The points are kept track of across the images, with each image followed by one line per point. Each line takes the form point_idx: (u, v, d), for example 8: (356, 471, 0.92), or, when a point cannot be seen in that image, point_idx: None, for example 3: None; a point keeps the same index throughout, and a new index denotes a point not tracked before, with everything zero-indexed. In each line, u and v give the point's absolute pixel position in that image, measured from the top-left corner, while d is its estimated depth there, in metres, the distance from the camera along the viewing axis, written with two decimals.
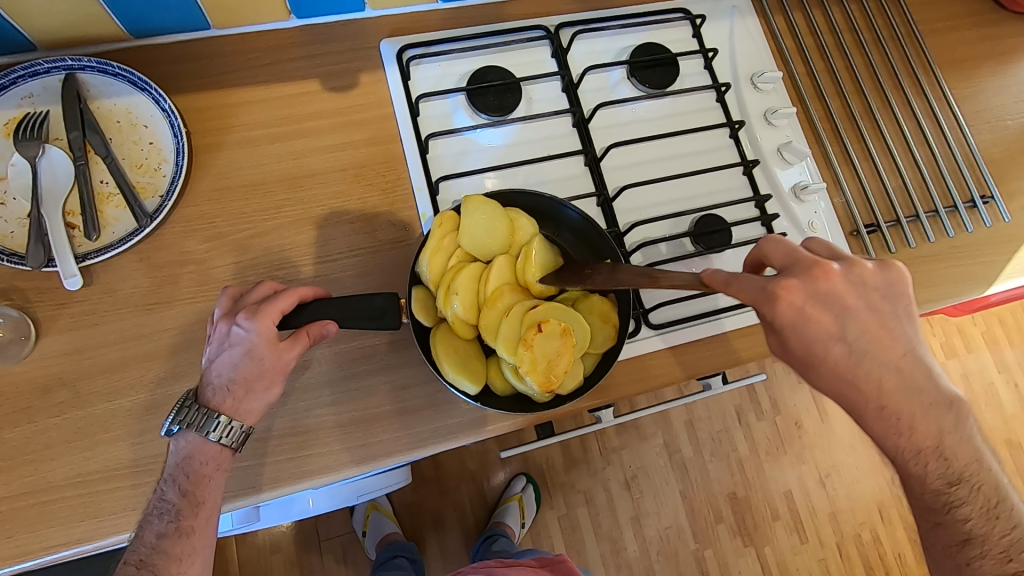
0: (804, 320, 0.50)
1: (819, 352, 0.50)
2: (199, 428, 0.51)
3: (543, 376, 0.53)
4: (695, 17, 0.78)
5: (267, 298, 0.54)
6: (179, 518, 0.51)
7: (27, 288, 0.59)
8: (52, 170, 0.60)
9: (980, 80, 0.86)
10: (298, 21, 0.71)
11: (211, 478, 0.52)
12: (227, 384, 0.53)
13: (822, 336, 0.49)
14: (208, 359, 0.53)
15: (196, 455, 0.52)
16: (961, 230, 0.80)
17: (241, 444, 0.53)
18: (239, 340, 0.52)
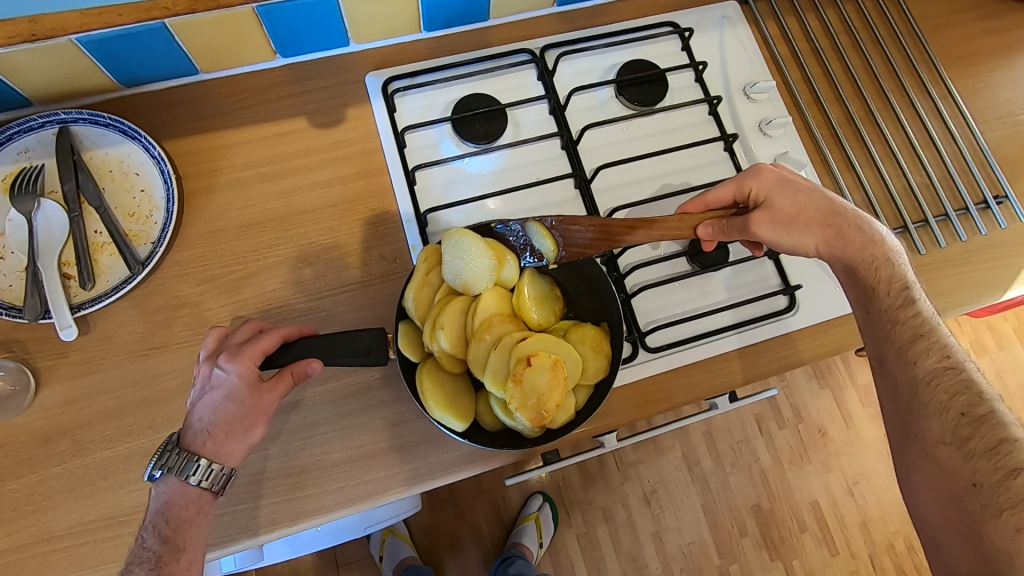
0: (823, 192, 0.60)
1: (853, 223, 0.58)
2: (180, 471, 0.49)
3: (535, 414, 0.52)
4: (684, 30, 0.77)
5: (252, 338, 0.53)
6: (159, 565, 0.48)
7: (27, 340, 0.60)
8: (48, 223, 0.62)
9: (988, 75, 0.83)
10: (284, 60, 0.72)
11: (194, 522, 0.50)
12: (208, 428, 0.51)
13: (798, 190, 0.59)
14: (191, 402, 0.52)
15: (177, 499, 0.50)
16: (975, 233, 0.77)
17: (223, 487, 0.51)
18: (221, 382, 0.51)
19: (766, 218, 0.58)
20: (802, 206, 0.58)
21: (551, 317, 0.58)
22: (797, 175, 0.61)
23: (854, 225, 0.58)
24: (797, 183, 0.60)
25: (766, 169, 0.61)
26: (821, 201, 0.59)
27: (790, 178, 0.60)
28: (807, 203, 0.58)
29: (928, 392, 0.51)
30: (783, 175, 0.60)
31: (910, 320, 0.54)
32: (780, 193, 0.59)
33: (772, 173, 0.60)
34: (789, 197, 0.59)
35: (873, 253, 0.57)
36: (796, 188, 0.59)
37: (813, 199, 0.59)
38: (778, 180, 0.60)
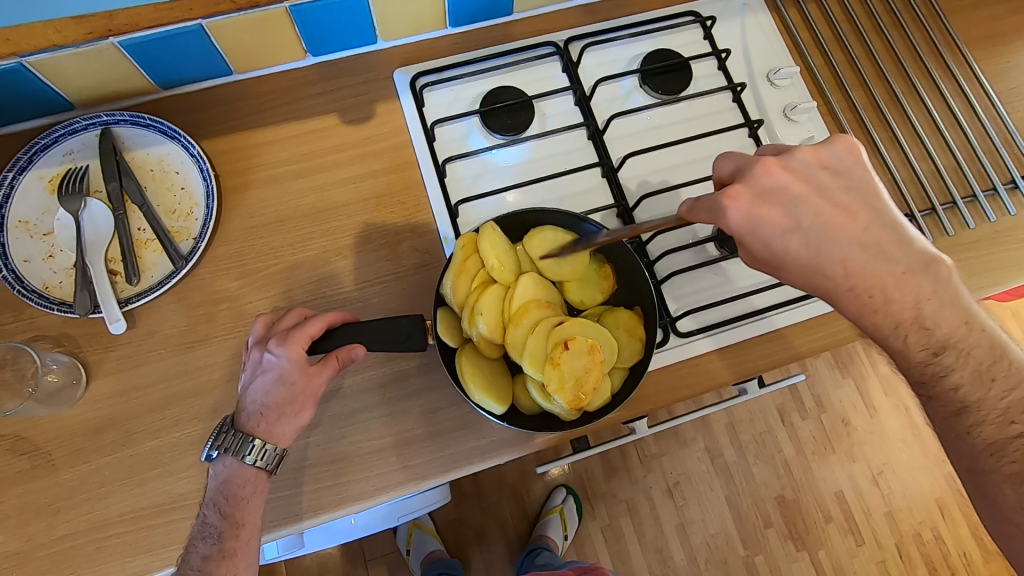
0: (811, 234, 0.50)
1: (845, 266, 0.50)
2: (236, 453, 0.52)
3: (574, 396, 0.53)
4: (706, 19, 0.77)
5: (298, 323, 0.54)
6: (220, 541, 0.52)
7: (76, 335, 0.62)
8: (94, 221, 0.64)
9: (1012, 56, 0.83)
10: (314, 59, 0.73)
11: (250, 500, 0.53)
12: (261, 409, 0.53)
13: (777, 230, 0.51)
14: (243, 386, 0.54)
15: (234, 478, 0.52)
16: (1003, 213, 0.77)
17: (276, 466, 0.53)
18: (271, 366, 0.53)
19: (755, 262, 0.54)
20: (784, 262, 0.51)
21: (597, 295, 0.61)
22: (774, 212, 0.50)
23: (849, 284, 0.50)
24: (790, 215, 0.51)
25: (738, 211, 0.51)
26: (808, 252, 0.50)
27: (765, 214, 0.50)
28: (788, 251, 0.51)
29: (990, 463, 0.48)
30: (751, 218, 0.51)
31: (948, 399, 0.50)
32: (760, 242, 0.51)
33: (740, 214, 0.51)
34: (768, 248, 0.51)
35: (882, 319, 0.50)
36: (772, 237, 0.51)
37: (800, 249, 0.50)
38: (754, 232, 0.51)
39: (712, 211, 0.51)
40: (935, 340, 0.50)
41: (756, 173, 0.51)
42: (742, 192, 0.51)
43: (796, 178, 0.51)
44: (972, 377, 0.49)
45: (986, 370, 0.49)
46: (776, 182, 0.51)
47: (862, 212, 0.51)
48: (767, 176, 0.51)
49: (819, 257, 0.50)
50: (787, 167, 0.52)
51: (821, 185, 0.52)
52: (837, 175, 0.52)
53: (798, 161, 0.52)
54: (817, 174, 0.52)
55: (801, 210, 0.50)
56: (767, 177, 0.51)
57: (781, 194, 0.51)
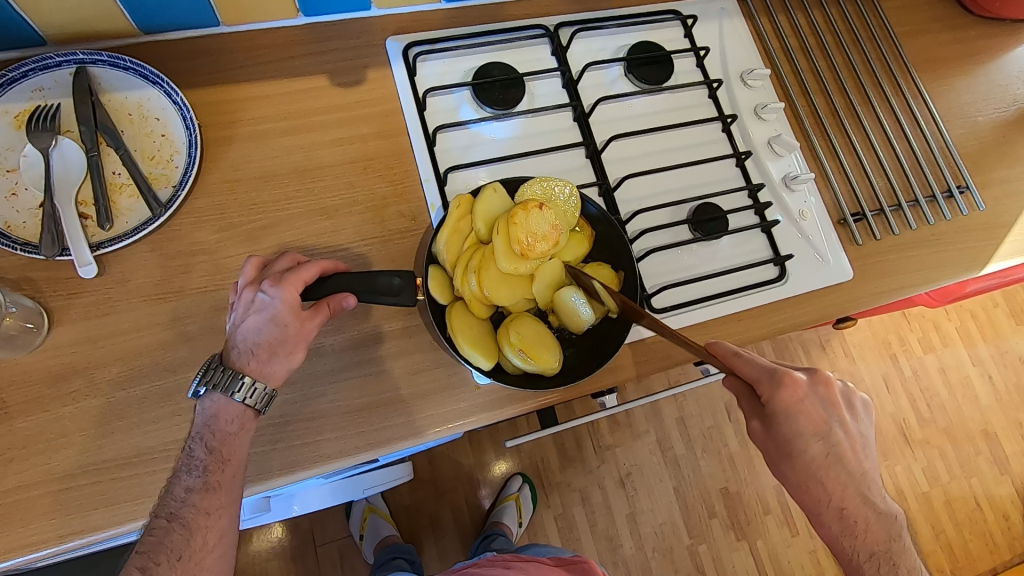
0: (801, 435, 0.57)
1: (828, 456, 0.58)
2: (225, 388, 0.52)
3: (515, 244, 0.56)
4: (686, 18, 0.82)
5: (290, 268, 0.56)
6: (206, 473, 0.50)
7: (39, 279, 0.60)
8: (64, 160, 0.61)
9: (951, 80, 0.92)
10: (305, 19, 0.72)
11: (237, 437, 0.52)
12: (252, 348, 0.53)
13: (808, 430, 0.57)
14: (233, 324, 0.54)
15: (222, 414, 0.52)
16: (940, 218, 0.85)
17: (264, 406, 0.53)
18: (264, 306, 0.53)
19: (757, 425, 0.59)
20: (794, 449, 0.58)
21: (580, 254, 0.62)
22: (818, 416, 0.58)
23: (824, 459, 0.58)
24: (808, 409, 0.58)
25: (791, 397, 0.57)
26: (804, 442, 0.58)
27: (802, 407, 0.57)
28: (790, 430, 0.57)
29: None
30: (799, 409, 0.57)
31: (874, 557, 0.59)
32: (784, 422, 0.57)
33: (795, 399, 0.57)
34: (796, 432, 0.57)
35: (840, 497, 0.59)
36: (796, 431, 0.57)
37: (814, 442, 0.58)
38: (782, 423, 0.57)
39: (764, 375, 0.57)
40: (883, 542, 0.59)
41: (816, 380, 0.60)
42: (801, 385, 0.57)
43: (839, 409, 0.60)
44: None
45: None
46: (823, 394, 0.59)
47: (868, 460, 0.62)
48: (819, 384, 0.59)
49: (801, 447, 0.58)
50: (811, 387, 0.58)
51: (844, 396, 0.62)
52: (836, 403, 0.60)
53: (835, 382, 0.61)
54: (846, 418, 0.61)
55: (823, 414, 0.58)
56: (820, 387, 0.59)
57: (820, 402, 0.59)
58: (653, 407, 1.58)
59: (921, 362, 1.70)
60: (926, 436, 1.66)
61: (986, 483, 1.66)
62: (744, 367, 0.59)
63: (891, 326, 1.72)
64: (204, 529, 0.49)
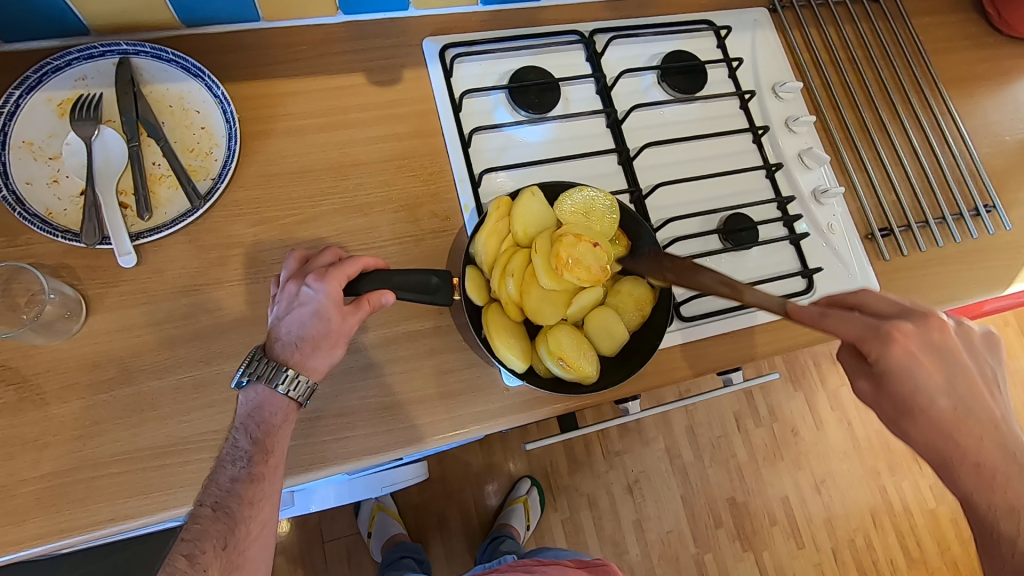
0: (921, 392, 0.50)
1: (960, 415, 0.50)
2: (269, 380, 0.52)
3: (552, 259, 0.56)
4: (720, 28, 0.83)
5: (334, 263, 0.56)
6: (251, 463, 0.51)
7: (78, 267, 0.60)
8: (106, 150, 0.61)
9: (980, 98, 0.92)
10: (344, 17, 0.73)
11: (281, 428, 0.53)
12: (295, 341, 0.54)
13: (928, 385, 0.50)
14: (276, 318, 0.55)
15: (266, 405, 0.52)
16: (967, 236, 0.85)
17: (307, 399, 0.54)
18: (309, 300, 0.53)
19: (866, 382, 0.53)
20: (909, 409, 0.51)
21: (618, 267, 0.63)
22: (935, 367, 0.50)
23: (954, 416, 0.50)
24: (926, 360, 0.50)
25: (897, 348, 0.49)
26: (923, 400, 0.50)
27: (916, 361, 0.49)
28: (903, 376, 0.50)
29: None
30: (913, 361, 0.49)
31: (1017, 519, 0.48)
32: (896, 375, 0.50)
33: (903, 351, 0.49)
34: (912, 388, 0.50)
35: (977, 453, 0.49)
36: (917, 387, 0.50)
37: (936, 399, 0.50)
38: (895, 376, 0.50)
39: (865, 330, 0.50)
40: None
41: (933, 324, 0.51)
42: (911, 334, 0.49)
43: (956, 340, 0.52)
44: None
45: None
46: (941, 342, 0.51)
47: (993, 375, 0.52)
48: (935, 326, 0.51)
49: (920, 406, 0.50)
50: (924, 338, 0.50)
51: (963, 342, 0.52)
52: (957, 347, 0.51)
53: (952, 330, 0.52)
54: (960, 331, 0.53)
55: (941, 363, 0.50)
56: (937, 334, 0.51)
57: (944, 353, 0.50)
58: (662, 415, 1.58)
59: None
60: None
61: None
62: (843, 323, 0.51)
63: None
64: (248, 519, 0.49)
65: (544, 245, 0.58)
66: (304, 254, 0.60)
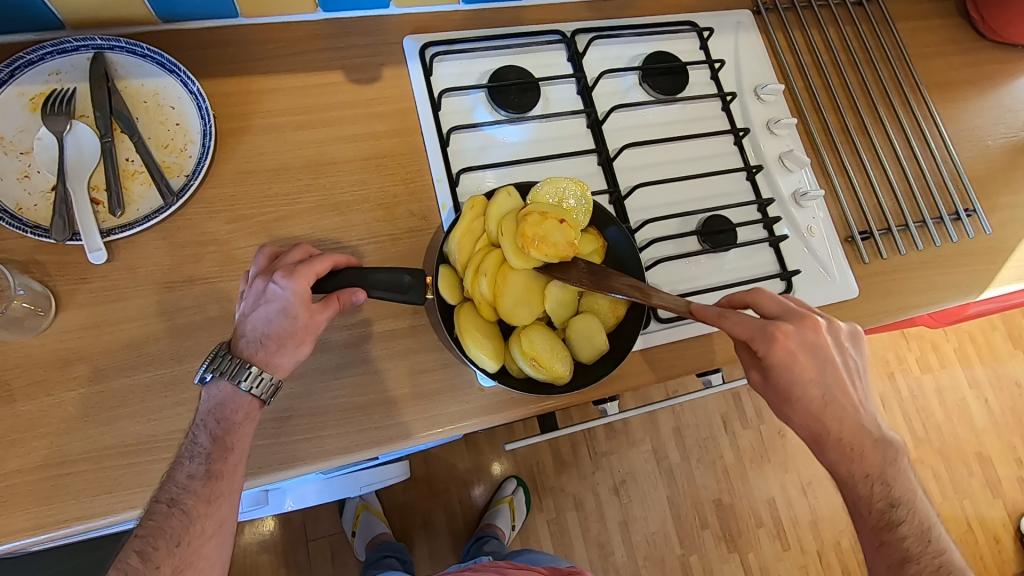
0: (803, 386, 0.56)
1: (829, 402, 0.57)
2: (232, 376, 0.52)
3: (523, 244, 0.56)
4: (703, 30, 0.83)
5: (302, 260, 0.56)
6: (209, 460, 0.50)
7: (49, 263, 0.59)
8: (78, 145, 0.61)
9: (963, 103, 0.92)
10: (324, 14, 0.73)
11: (242, 425, 0.52)
12: (261, 338, 0.53)
13: (805, 379, 0.55)
14: (243, 314, 0.54)
15: (227, 403, 0.52)
16: (947, 240, 0.85)
17: (270, 397, 0.53)
18: (275, 296, 0.53)
19: (757, 375, 0.59)
20: (793, 399, 0.57)
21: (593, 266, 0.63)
22: (813, 363, 0.56)
23: (824, 405, 0.57)
24: (805, 353, 0.55)
25: (779, 347, 0.55)
26: (802, 393, 0.56)
27: (795, 359, 0.55)
28: (780, 373, 0.56)
29: None
30: (792, 359, 0.55)
31: (869, 489, 0.57)
32: (780, 373, 0.56)
33: (785, 350, 0.55)
34: (794, 384, 0.56)
35: (842, 432, 0.57)
36: (796, 383, 0.56)
37: (814, 392, 0.56)
38: (777, 374, 0.56)
39: (754, 330, 0.55)
40: (884, 496, 0.57)
41: (810, 328, 0.56)
42: (791, 335, 0.55)
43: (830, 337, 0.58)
44: (915, 535, 0.56)
45: (926, 530, 0.56)
46: (816, 340, 0.56)
47: (858, 365, 0.60)
48: (812, 327, 0.56)
49: (798, 396, 0.56)
50: (804, 340, 0.55)
51: (836, 336, 0.58)
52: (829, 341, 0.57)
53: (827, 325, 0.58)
54: (835, 326, 0.59)
55: (819, 355, 0.56)
56: (813, 334, 0.56)
57: (819, 351, 0.56)
58: (649, 415, 1.58)
59: (918, 382, 1.70)
60: (921, 456, 1.66)
61: (979, 505, 1.66)
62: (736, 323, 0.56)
63: (890, 345, 1.72)
64: (204, 517, 0.49)
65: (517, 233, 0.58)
66: (276, 251, 0.60)
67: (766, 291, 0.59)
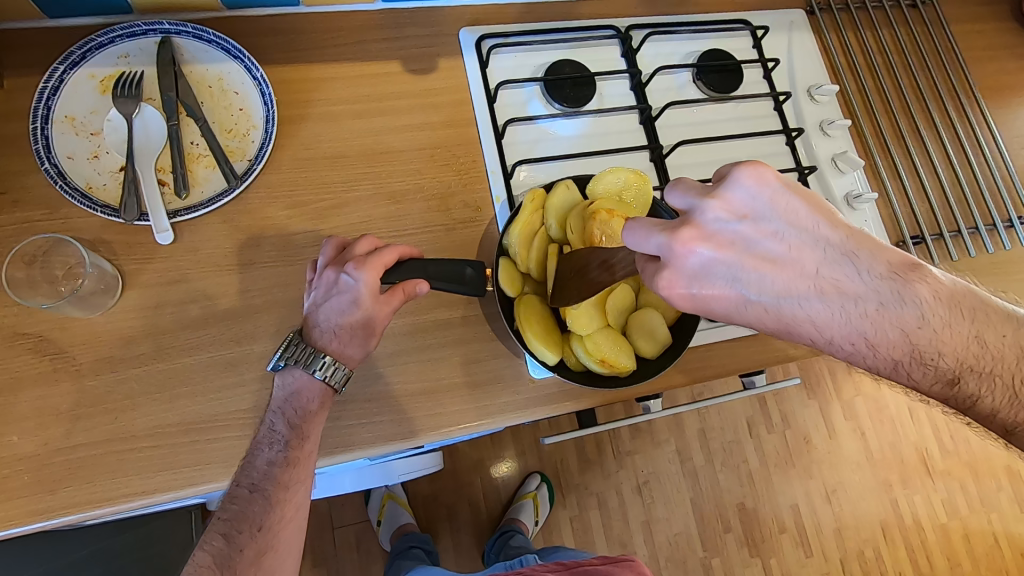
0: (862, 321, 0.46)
1: (869, 337, 0.47)
2: (307, 365, 0.53)
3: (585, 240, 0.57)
4: (757, 28, 0.82)
5: (372, 251, 0.56)
6: (287, 448, 0.51)
7: (115, 242, 0.61)
8: (147, 128, 0.62)
9: (1017, 109, 0.91)
10: (382, 4, 0.73)
11: (317, 415, 0.53)
12: (334, 328, 0.54)
13: (851, 305, 0.46)
14: (315, 303, 0.55)
15: (303, 391, 0.53)
16: (999, 247, 0.84)
17: (341, 386, 0.54)
18: (348, 288, 0.54)
19: None
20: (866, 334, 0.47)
21: None
22: (717, 291, 0.47)
23: (831, 338, 0.48)
24: (716, 283, 0.47)
25: (676, 300, 0.48)
26: (825, 331, 0.47)
27: (830, 288, 0.46)
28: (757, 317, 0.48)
29: None
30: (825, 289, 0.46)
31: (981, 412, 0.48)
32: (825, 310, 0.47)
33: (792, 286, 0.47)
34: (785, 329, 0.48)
35: (876, 358, 0.48)
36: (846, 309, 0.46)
37: (846, 329, 0.47)
38: (789, 328, 0.48)
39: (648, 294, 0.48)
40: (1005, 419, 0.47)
41: (683, 259, 0.46)
42: (674, 281, 0.46)
43: (721, 243, 0.46)
44: None
45: None
46: (700, 260, 0.46)
47: (805, 254, 0.46)
48: (691, 256, 0.46)
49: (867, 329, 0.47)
50: (703, 266, 0.47)
51: (747, 240, 0.47)
52: (733, 252, 0.46)
53: (711, 223, 0.46)
54: (742, 228, 0.47)
55: (736, 284, 0.47)
56: (692, 258, 0.46)
57: (749, 269, 0.47)
58: (674, 416, 1.57)
59: None
60: (949, 467, 1.64)
61: (1005, 520, 1.64)
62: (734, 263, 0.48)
63: None
64: (283, 502, 0.51)
65: (580, 227, 0.58)
66: (342, 239, 0.60)
67: (629, 232, 0.47)
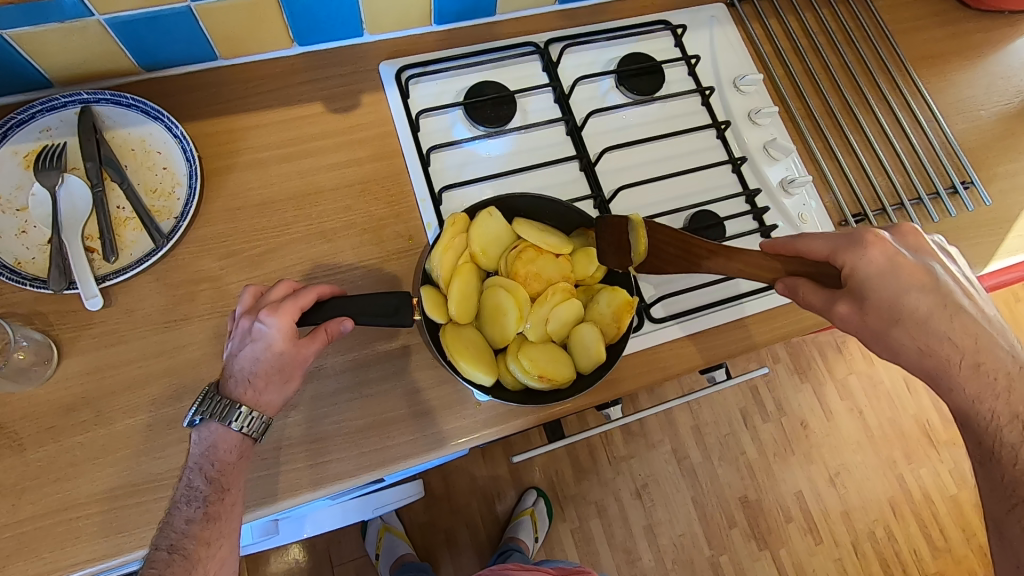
0: (965, 359, 0.52)
1: (973, 359, 0.52)
2: (222, 418, 0.53)
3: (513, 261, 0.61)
4: (676, 28, 0.83)
5: (286, 296, 0.57)
6: (206, 503, 0.52)
7: (49, 313, 0.61)
8: (71, 198, 0.63)
9: (952, 74, 0.91)
10: (301, 48, 0.74)
11: (235, 465, 0.54)
12: (249, 376, 0.55)
13: (946, 334, 0.52)
14: (231, 353, 0.55)
15: (220, 444, 0.54)
16: (944, 215, 0.83)
17: (261, 434, 0.55)
18: (261, 335, 0.54)
19: (847, 309, 0.54)
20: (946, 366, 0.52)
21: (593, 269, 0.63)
22: (909, 268, 0.53)
23: (968, 357, 0.52)
24: (895, 280, 0.53)
25: (876, 249, 0.53)
26: (932, 316, 0.52)
27: (927, 306, 0.53)
28: (918, 311, 0.52)
29: None
30: (928, 315, 0.53)
31: None
32: (910, 326, 0.52)
33: (880, 255, 0.53)
34: (924, 335, 0.52)
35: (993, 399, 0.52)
36: (939, 345, 0.52)
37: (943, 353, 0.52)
38: (893, 316, 0.53)
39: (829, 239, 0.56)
40: None
41: (865, 244, 0.54)
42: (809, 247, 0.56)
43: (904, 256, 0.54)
44: None
45: None
46: (876, 258, 0.53)
47: (939, 290, 0.53)
48: (878, 250, 0.53)
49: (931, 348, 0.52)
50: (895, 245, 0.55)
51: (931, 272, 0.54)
52: (922, 274, 0.53)
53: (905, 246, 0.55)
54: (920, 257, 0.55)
55: (910, 284, 0.53)
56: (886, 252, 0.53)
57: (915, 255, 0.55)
58: (666, 415, 1.56)
59: None
60: (953, 437, 1.61)
61: None
62: (812, 246, 0.57)
63: None
64: (204, 559, 0.51)
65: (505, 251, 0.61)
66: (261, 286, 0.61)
67: None
